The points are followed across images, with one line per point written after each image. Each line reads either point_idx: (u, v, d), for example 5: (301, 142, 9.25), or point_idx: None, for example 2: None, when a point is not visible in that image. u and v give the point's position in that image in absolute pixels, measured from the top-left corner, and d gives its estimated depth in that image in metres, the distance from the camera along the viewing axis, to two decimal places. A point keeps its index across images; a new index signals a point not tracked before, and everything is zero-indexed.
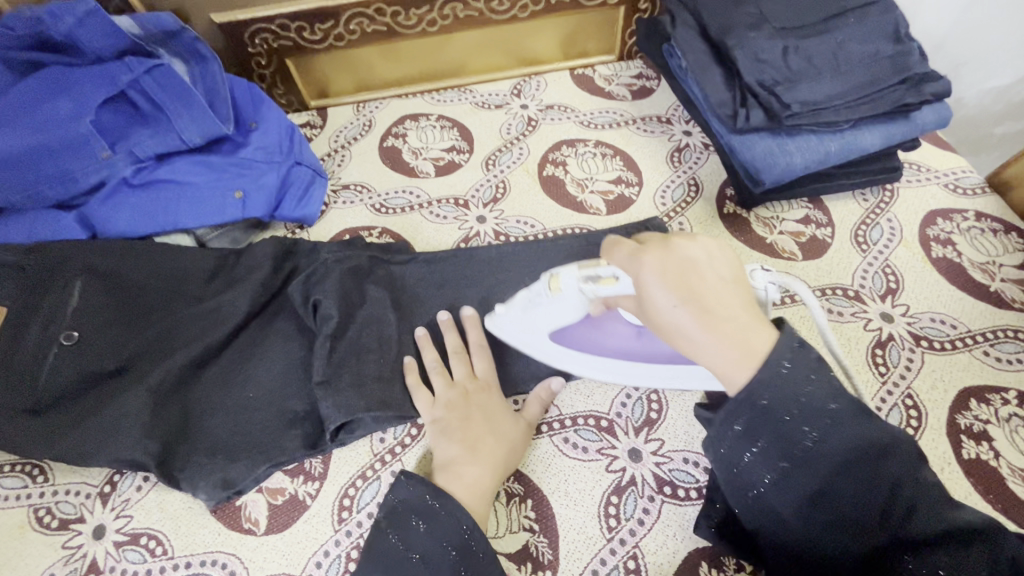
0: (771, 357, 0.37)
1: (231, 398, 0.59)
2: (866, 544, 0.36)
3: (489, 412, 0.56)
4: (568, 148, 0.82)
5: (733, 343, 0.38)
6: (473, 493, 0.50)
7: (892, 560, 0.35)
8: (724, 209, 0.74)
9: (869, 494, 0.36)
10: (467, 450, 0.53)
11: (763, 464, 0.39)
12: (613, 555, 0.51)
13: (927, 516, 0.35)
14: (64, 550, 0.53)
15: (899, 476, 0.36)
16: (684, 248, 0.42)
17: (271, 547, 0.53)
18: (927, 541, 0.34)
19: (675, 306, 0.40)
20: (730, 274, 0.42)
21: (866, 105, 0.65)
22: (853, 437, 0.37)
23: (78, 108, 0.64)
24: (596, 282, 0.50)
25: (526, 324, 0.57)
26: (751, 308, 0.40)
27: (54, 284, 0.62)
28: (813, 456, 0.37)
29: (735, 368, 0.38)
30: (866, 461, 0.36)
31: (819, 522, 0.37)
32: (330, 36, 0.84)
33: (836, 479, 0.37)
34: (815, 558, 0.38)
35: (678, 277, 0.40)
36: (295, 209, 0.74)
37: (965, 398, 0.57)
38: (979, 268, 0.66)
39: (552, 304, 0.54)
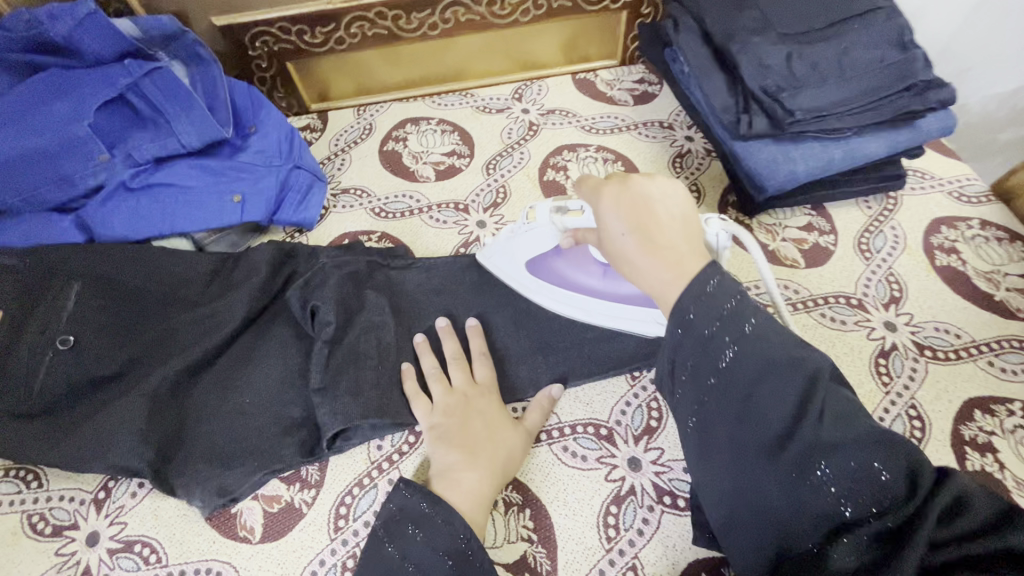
0: (700, 277, 0.39)
1: (227, 404, 0.58)
2: (791, 458, 0.35)
3: (489, 420, 0.56)
4: (569, 153, 0.81)
5: (670, 267, 0.40)
6: (471, 500, 0.50)
7: (810, 475, 0.34)
8: (726, 215, 0.74)
9: (785, 407, 0.35)
10: (465, 457, 0.52)
11: (692, 379, 0.39)
12: (612, 566, 0.50)
13: (846, 429, 0.34)
14: (58, 557, 0.53)
15: (817, 389, 0.35)
16: (642, 183, 0.43)
17: (266, 556, 0.53)
18: (844, 452, 0.33)
19: (624, 235, 0.42)
20: (685, 210, 0.43)
21: (869, 113, 0.64)
22: (771, 351, 0.36)
23: (76, 111, 0.63)
24: (564, 213, 0.55)
25: (507, 253, 0.63)
26: (696, 240, 0.42)
27: (50, 288, 0.61)
28: (730, 369, 0.37)
29: (669, 289, 0.40)
30: (784, 373, 0.36)
31: (745, 443, 0.36)
32: (330, 39, 0.83)
33: (756, 394, 0.36)
34: (746, 486, 0.36)
35: (632, 209, 0.42)
36: (295, 213, 0.74)
37: (970, 409, 0.56)
38: (984, 277, 0.65)
39: (528, 232, 0.60)
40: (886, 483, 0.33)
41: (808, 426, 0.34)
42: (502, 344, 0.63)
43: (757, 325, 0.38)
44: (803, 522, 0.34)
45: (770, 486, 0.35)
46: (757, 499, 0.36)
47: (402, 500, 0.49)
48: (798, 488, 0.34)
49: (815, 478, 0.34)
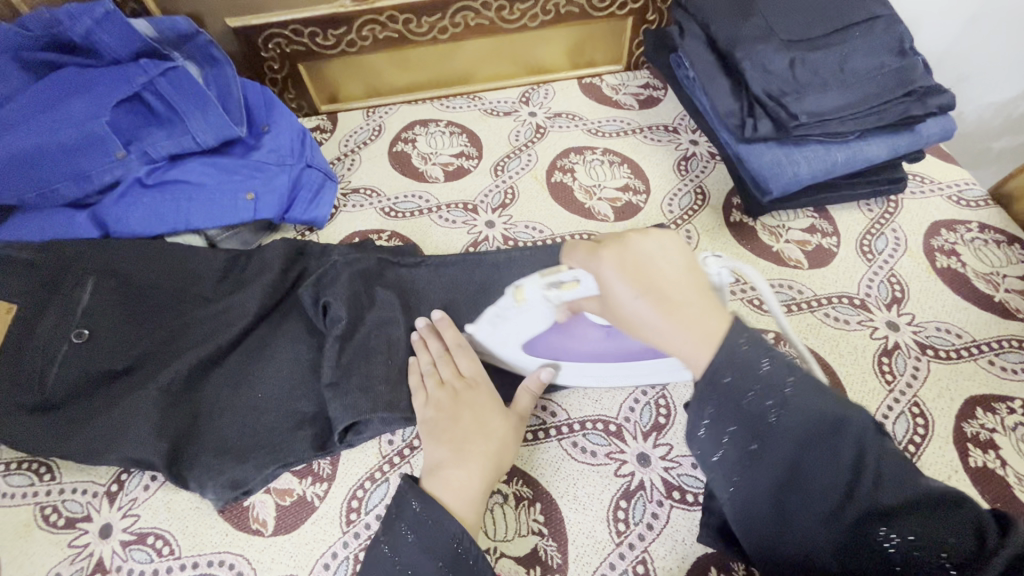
0: (727, 336, 0.37)
1: (240, 398, 0.59)
2: (843, 525, 0.36)
3: (479, 415, 0.55)
4: (575, 155, 0.83)
5: (694, 330, 0.37)
6: (462, 496, 0.50)
7: (868, 539, 0.35)
8: (731, 218, 0.75)
9: (836, 475, 0.36)
10: (455, 454, 0.52)
11: (735, 448, 0.38)
12: (622, 560, 0.51)
13: (897, 491, 0.35)
14: (70, 548, 0.53)
15: (866, 453, 0.36)
16: (639, 242, 0.41)
17: (279, 548, 0.53)
18: (902, 516, 0.35)
19: (637, 300, 0.39)
20: (685, 260, 0.41)
21: (871, 118, 0.66)
22: (814, 413, 0.37)
23: (93, 108, 0.64)
24: (559, 287, 0.51)
25: (497, 335, 0.59)
26: (705, 292, 0.40)
27: (64, 282, 0.62)
28: (774, 438, 0.37)
29: (700, 351, 0.37)
30: (826, 440, 0.36)
31: (797, 511, 0.37)
32: (342, 42, 0.85)
33: (805, 462, 0.37)
34: (801, 550, 0.37)
35: (637, 271, 0.40)
36: (306, 211, 0.75)
37: (972, 407, 0.57)
38: (984, 279, 0.67)
39: (520, 314, 0.55)
40: (948, 543, 0.34)
41: (863, 492, 0.35)
42: None
43: (796, 382, 0.37)
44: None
45: (826, 551, 0.36)
46: (812, 563, 0.36)
47: (411, 492, 0.49)
48: (852, 551, 0.35)
49: (873, 544, 0.35)
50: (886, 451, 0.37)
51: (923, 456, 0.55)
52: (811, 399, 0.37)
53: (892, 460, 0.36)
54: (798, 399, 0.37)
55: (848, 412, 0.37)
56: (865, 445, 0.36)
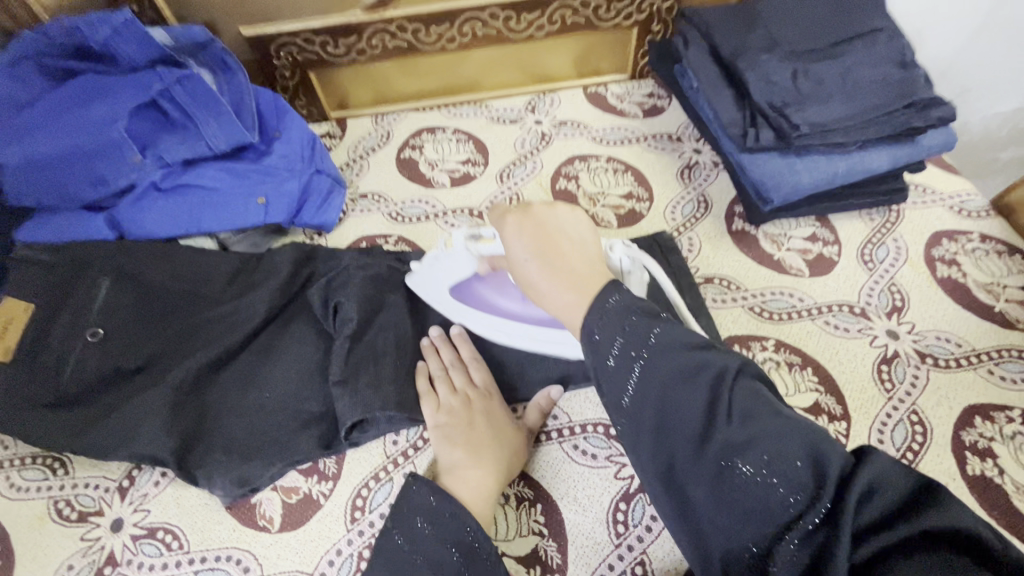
0: (598, 295, 0.42)
1: (249, 399, 0.60)
2: (707, 468, 0.35)
3: (492, 420, 0.57)
4: (580, 163, 0.84)
5: (568, 288, 0.43)
6: (479, 495, 0.51)
7: (733, 477, 0.34)
8: (733, 226, 0.76)
9: (693, 415, 0.36)
10: (470, 455, 0.54)
11: (612, 400, 0.40)
12: (621, 561, 0.52)
13: (753, 426, 0.34)
14: (83, 542, 0.54)
15: (722, 390, 0.35)
16: (540, 211, 0.47)
17: (285, 545, 0.54)
18: (754, 448, 0.33)
19: (529, 261, 0.45)
20: (582, 234, 0.47)
21: (873, 129, 0.67)
22: (672, 358, 0.37)
23: (111, 114, 0.66)
24: (479, 241, 0.58)
25: (427, 281, 0.63)
26: (593, 263, 0.45)
27: (81, 282, 0.64)
28: (639, 387, 0.38)
29: (574, 310, 0.43)
30: (684, 381, 0.36)
31: (672, 460, 0.36)
32: (352, 50, 0.87)
33: (665, 405, 0.37)
34: (684, 503, 0.36)
35: (532, 235, 0.46)
36: (315, 215, 0.77)
37: (970, 415, 0.58)
38: (984, 288, 0.67)
39: (449, 259, 0.59)
40: (797, 473, 0.32)
41: (718, 430, 0.35)
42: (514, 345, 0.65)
43: (661, 332, 0.39)
44: (740, 531, 0.33)
45: (701, 498, 0.35)
46: (695, 514, 0.35)
47: (413, 491, 0.51)
48: (724, 492, 0.34)
49: (737, 479, 0.34)
50: (751, 389, 0.36)
51: (921, 464, 0.55)
52: (669, 346, 0.38)
53: (752, 395, 0.35)
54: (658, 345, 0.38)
55: (708, 357, 0.37)
56: (721, 383, 0.36)
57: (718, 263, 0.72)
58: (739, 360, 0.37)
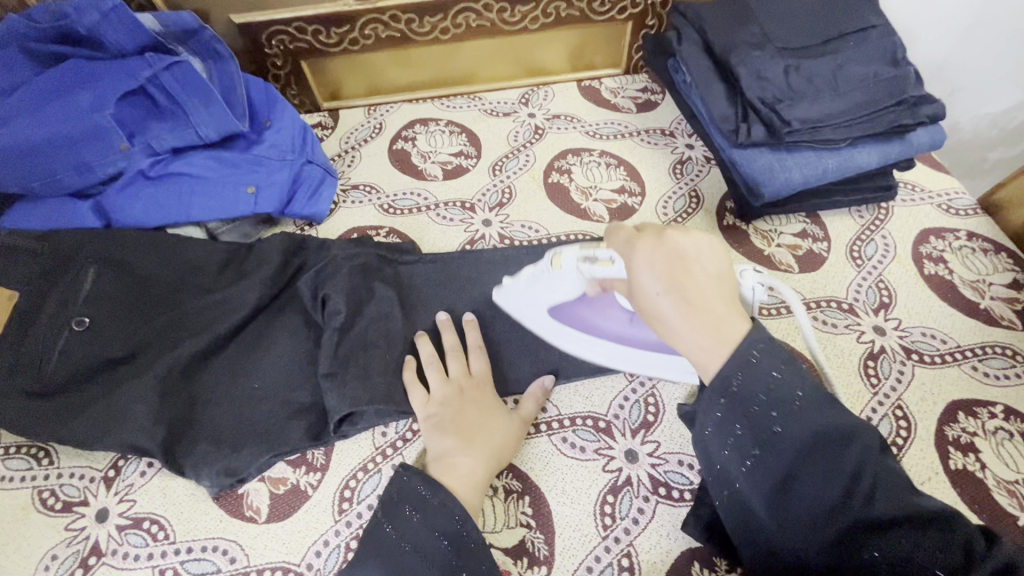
0: (743, 344, 0.40)
1: (237, 389, 0.60)
2: (829, 531, 0.36)
3: (484, 409, 0.57)
4: (573, 157, 0.84)
5: (709, 332, 0.41)
6: (469, 485, 0.51)
7: (859, 548, 0.35)
8: (724, 221, 0.76)
9: (833, 482, 0.37)
10: (463, 444, 0.54)
11: (736, 450, 0.40)
12: (607, 553, 0.52)
13: (891, 503, 0.36)
14: (67, 531, 0.54)
15: (868, 466, 0.37)
16: (676, 238, 0.44)
17: (271, 535, 0.54)
18: (894, 529, 0.35)
19: (660, 294, 0.43)
20: (719, 268, 0.44)
21: (863, 125, 0.67)
22: (819, 425, 0.38)
23: (99, 101, 0.65)
24: (593, 263, 0.53)
25: (527, 299, 0.61)
26: (732, 302, 0.43)
27: (68, 270, 0.63)
28: (778, 445, 0.38)
29: (711, 355, 0.41)
30: (829, 450, 0.37)
31: (790, 512, 0.38)
32: (345, 40, 0.86)
33: (801, 469, 0.38)
34: (786, 547, 0.38)
35: (667, 267, 0.43)
36: (306, 205, 0.76)
37: (954, 410, 0.59)
38: (970, 286, 0.68)
39: (552, 279, 0.57)
40: (935, 555, 0.34)
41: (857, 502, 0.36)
42: (505, 338, 0.65)
43: (786, 373, 0.39)
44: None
45: (813, 554, 0.37)
46: (796, 558, 0.38)
47: (403, 482, 0.50)
48: (842, 556, 0.36)
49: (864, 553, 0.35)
50: (885, 466, 0.38)
51: (904, 458, 0.56)
52: (817, 412, 0.38)
53: (891, 475, 0.37)
54: (802, 409, 0.38)
55: (858, 428, 0.38)
56: (868, 461, 0.37)
57: None
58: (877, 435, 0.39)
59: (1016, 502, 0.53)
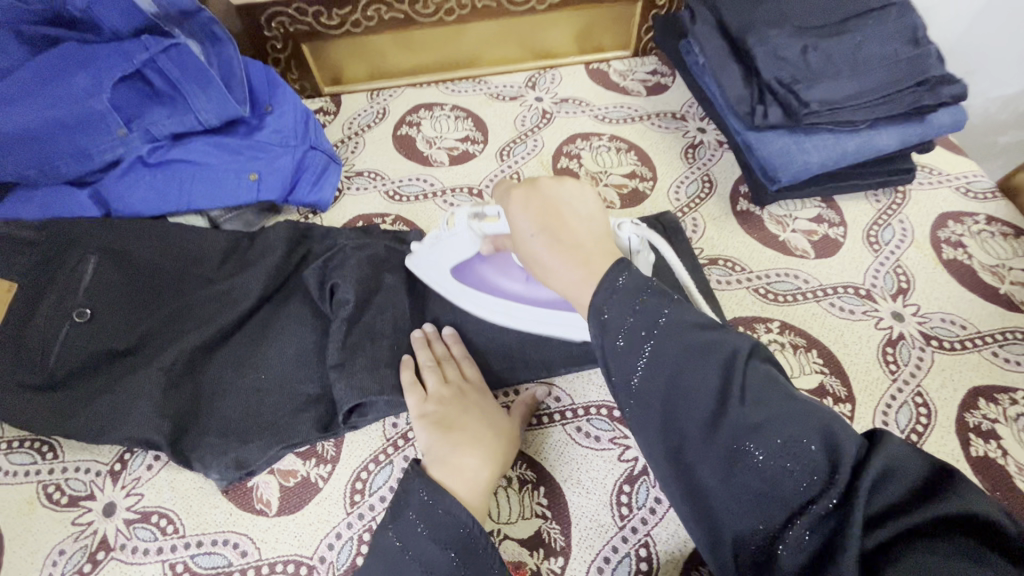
0: (607, 274, 0.40)
1: (244, 380, 0.59)
2: (716, 449, 0.35)
3: (483, 410, 0.55)
4: (582, 141, 0.82)
5: (576, 265, 0.42)
6: (473, 488, 0.48)
7: (744, 456, 0.34)
8: (737, 206, 0.74)
9: (707, 396, 0.36)
10: (463, 441, 0.51)
11: (618, 377, 0.39)
12: (625, 543, 0.51)
13: (765, 410, 0.34)
14: (74, 526, 0.53)
15: (734, 371, 0.35)
16: (550, 186, 0.44)
17: (283, 528, 0.53)
18: (770, 431, 0.34)
19: (533, 237, 0.44)
20: (593, 212, 0.44)
21: (883, 107, 0.65)
22: (685, 338, 0.37)
23: (95, 85, 0.63)
24: (483, 220, 0.53)
25: (430, 261, 0.60)
26: (604, 241, 0.43)
27: (67, 260, 0.61)
28: (651, 370, 0.38)
29: (579, 288, 0.41)
30: (697, 360, 0.36)
31: (680, 441, 0.36)
32: (347, 22, 0.84)
33: (678, 384, 0.37)
34: (690, 482, 0.36)
35: (541, 211, 0.44)
36: (309, 192, 0.74)
37: (974, 397, 0.58)
38: (989, 271, 0.67)
39: (449, 238, 0.56)
40: (817, 462, 0.33)
41: (733, 409, 0.34)
42: None
43: (671, 313, 0.39)
44: (743, 507, 0.34)
45: (707, 480, 0.35)
46: (700, 491, 0.36)
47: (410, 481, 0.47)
48: (733, 470, 0.34)
49: (749, 463, 0.34)
50: (757, 368, 0.36)
51: (925, 446, 0.55)
52: (678, 326, 0.38)
53: (764, 378, 0.35)
54: (664, 328, 0.38)
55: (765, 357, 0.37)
56: (735, 364, 0.36)
57: (723, 244, 0.71)
58: (750, 341, 0.37)
59: None
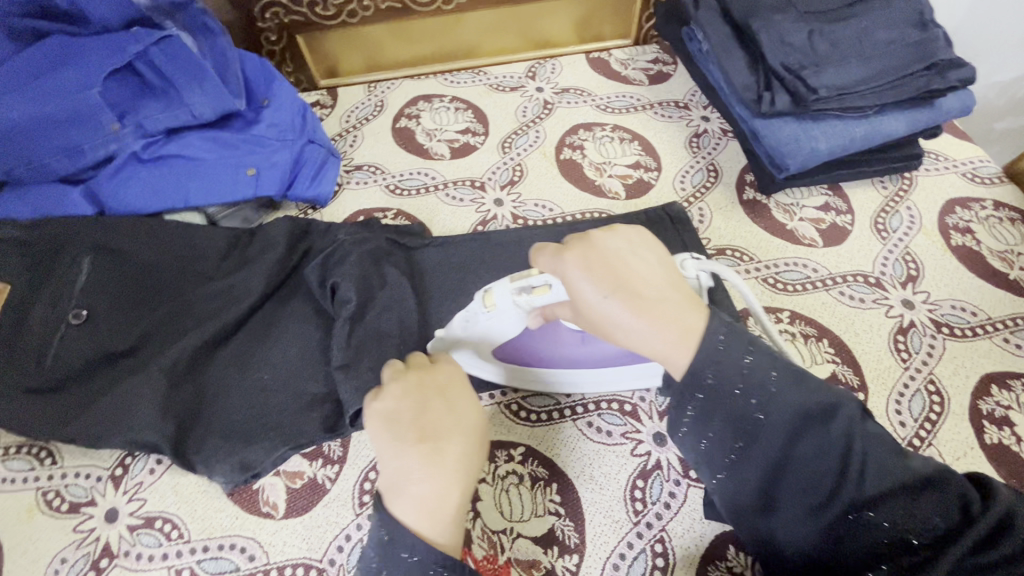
0: (707, 331, 0.39)
1: (247, 381, 0.57)
2: (826, 515, 0.36)
3: (454, 403, 0.43)
4: (585, 132, 0.80)
5: (668, 324, 0.40)
6: (436, 523, 0.38)
7: (858, 524, 0.36)
8: (744, 195, 0.73)
9: (826, 465, 0.37)
10: (425, 459, 0.40)
11: (718, 436, 0.39)
12: (640, 539, 0.51)
13: (885, 480, 0.36)
14: (76, 534, 0.51)
15: (854, 442, 0.37)
16: (604, 240, 0.44)
17: (290, 531, 0.52)
18: (890, 502, 0.35)
19: (603, 299, 0.41)
20: (652, 259, 0.44)
21: (892, 91, 0.64)
22: (801, 403, 0.38)
23: (86, 79, 0.61)
24: (530, 292, 0.50)
25: (471, 343, 0.56)
26: (679, 288, 0.43)
27: (61, 260, 0.59)
28: (760, 437, 0.38)
29: (676, 349, 0.39)
30: (815, 426, 0.37)
31: (783, 501, 0.38)
32: (343, 12, 0.82)
33: (791, 450, 0.38)
34: (785, 539, 0.38)
35: (604, 268, 0.42)
36: (308, 187, 0.73)
37: (988, 383, 0.57)
38: (998, 256, 0.66)
39: (490, 319, 0.53)
40: (928, 519, 0.35)
41: (851, 480, 0.36)
42: None
43: (780, 375, 0.39)
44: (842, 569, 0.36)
45: (808, 542, 0.37)
46: (796, 548, 0.38)
47: None
48: (840, 536, 0.36)
49: (860, 529, 0.36)
50: (874, 433, 0.38)
51: (939, 434, 0.54)
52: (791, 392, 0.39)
53: (881, 444, 0.37)
54: (777, 396, 0.38)
55: (839, 398, 0.38)
56: (854, 435, 0.37)
57: (731, 234, 0.70)
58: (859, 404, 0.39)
59: None
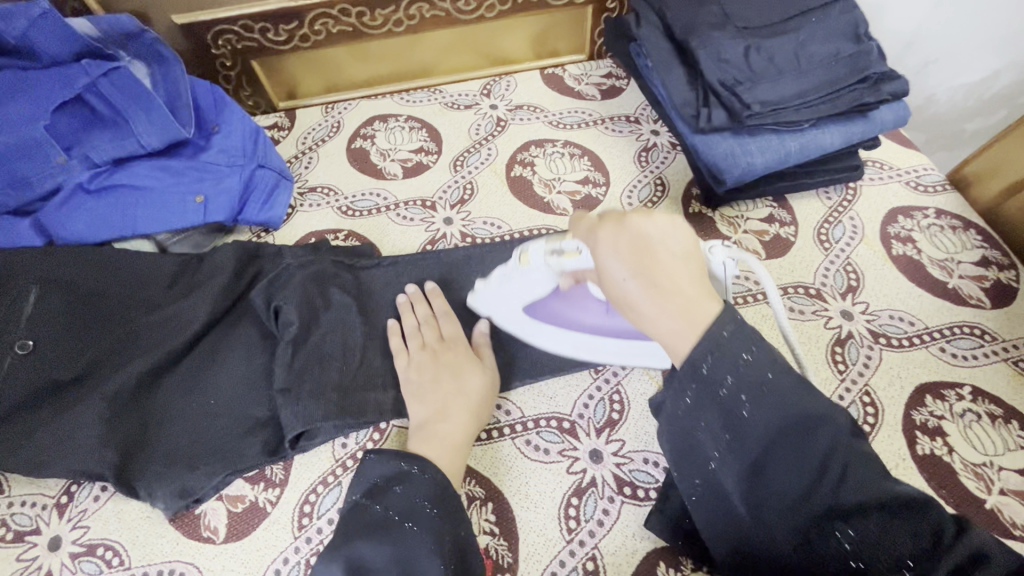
0: (712, 325, 0.38)
1: (191, 406, 0.58)
2: (800, 521, 0.35)
3: (456, 371, 0.58)
4: (536, 148, 0.81)
5: (677, 314, 0.39)
6: (445, 450, 0.52)
7: (828, 536, 0.34)
8: (689, 209, 0.74)
9: (807, 468, 0.35)
10: (437, 410, 0.55)
11: (704, 433, 0.38)
12: (572, 557, 0.51)
13: (865, 493, 0.34)
14: (18, 563, 0.53)
15: (838, 450, 0.35)
16: (641, 224, 0.43)
17: (229, 556, 0.53)
18: (866, 517, 0.34)
19: (626, 278, 0.41)
20: (684, 248, 0.43)
21: (824, 106, 0.65)
22: (787, 409, 0.36)
23: (33, 112, 0.63)
24: (561, 256, 0.52)
25: (501, 299, 0.60)
26: (702, 284, 0.41)
27: (8, 292, 0.61)
28: (751, 436, 0.36)
29: (679, 337, 0.39)
30: (804, 434, 0.35)
31: (760, 500, 0.36)
32: (295, 36, 0.83)
33: (772, 454, 0.36)
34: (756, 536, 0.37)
35: (632, 250, 0.42)
36: (259, 212, 0.73)
37: (921, 394, 0.58)
38: (938, 265, 0.67)
39: (522, 277, 0.57)
40: (905, 542, 0.33)
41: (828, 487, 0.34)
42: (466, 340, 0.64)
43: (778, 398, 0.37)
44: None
45: (781, 543, 0.36)
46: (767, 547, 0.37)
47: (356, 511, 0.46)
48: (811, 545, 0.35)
49: (832, 541, 0.34)
50: (861, 450, 0.36)
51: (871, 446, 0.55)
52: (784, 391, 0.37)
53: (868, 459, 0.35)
54: (771, 393, 0.36)
55: (827, 410, 0.36)
56: (840, 444, 0.35)
57: None
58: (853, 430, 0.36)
59: (983, 485, 0.52)
